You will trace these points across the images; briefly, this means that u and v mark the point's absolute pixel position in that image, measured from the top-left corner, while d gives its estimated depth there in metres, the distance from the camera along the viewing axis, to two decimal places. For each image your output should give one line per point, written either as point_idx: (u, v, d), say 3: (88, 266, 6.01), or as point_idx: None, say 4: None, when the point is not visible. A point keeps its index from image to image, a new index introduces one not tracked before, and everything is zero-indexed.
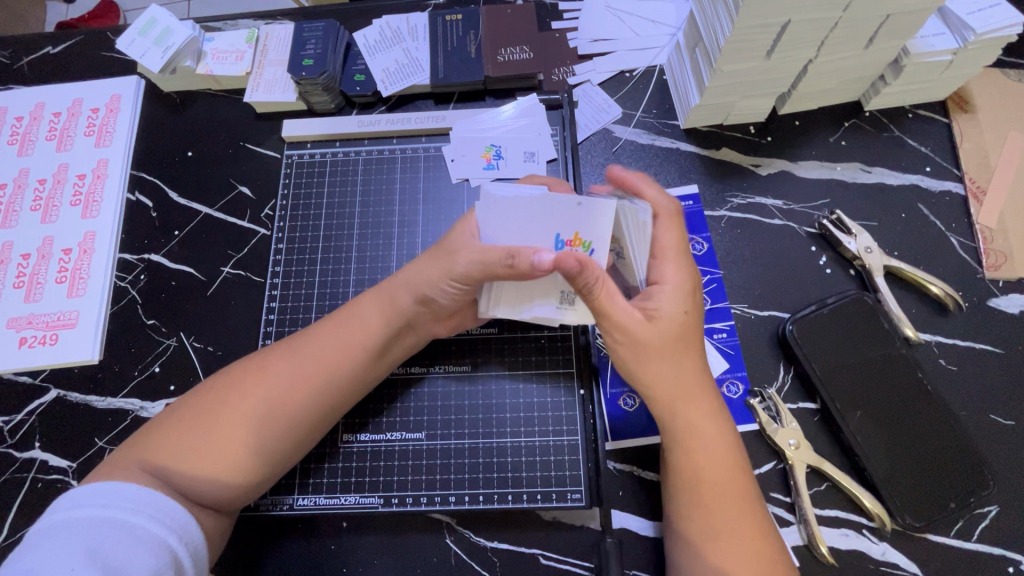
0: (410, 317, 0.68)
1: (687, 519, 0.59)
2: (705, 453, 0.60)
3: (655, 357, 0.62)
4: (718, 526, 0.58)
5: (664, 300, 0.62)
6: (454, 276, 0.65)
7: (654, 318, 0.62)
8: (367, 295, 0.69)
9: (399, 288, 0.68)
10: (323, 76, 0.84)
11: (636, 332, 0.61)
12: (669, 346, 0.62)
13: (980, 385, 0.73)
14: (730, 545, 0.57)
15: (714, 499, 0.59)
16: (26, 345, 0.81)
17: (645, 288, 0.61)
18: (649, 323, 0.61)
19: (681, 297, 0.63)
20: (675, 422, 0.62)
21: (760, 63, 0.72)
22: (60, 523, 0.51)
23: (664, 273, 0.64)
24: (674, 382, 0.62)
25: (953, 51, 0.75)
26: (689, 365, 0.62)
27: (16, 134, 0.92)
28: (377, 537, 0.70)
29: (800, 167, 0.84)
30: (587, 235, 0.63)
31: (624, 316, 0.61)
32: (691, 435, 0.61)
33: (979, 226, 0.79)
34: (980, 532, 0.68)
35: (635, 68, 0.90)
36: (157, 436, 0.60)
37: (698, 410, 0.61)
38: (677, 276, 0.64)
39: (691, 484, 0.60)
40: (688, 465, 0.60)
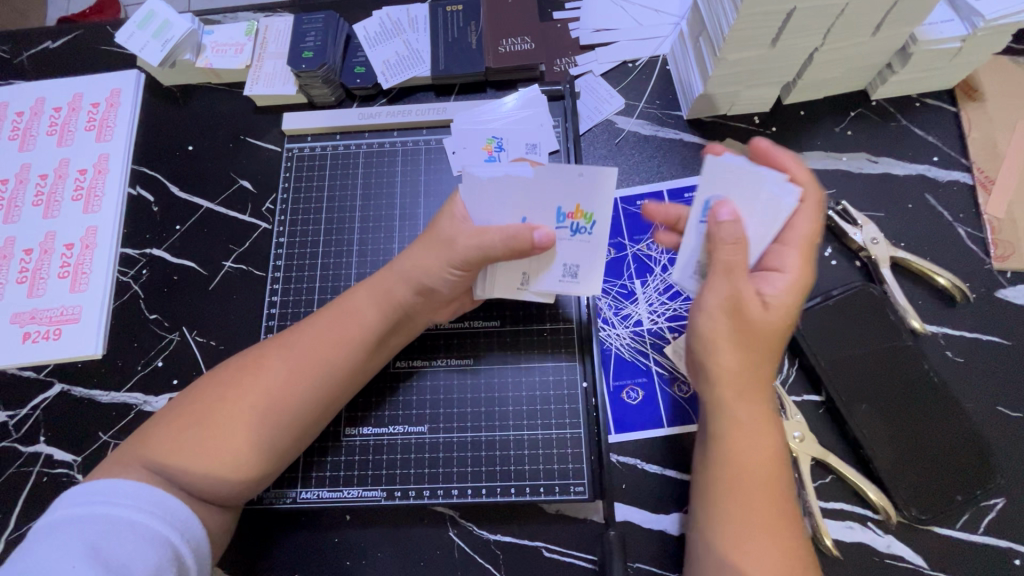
0: (409, 309, 0.68)
1: (724, 510, 0.57)
2: (752, 448, 0.58)
3: (749, 343, 0.58)
4: (757, 518, 0.56)
5: (779, 289, 0.59)
6: (456, 270, 0.65)
7: (768, 307, 0.59)
8: (362, 286, 0.69)
9: (395, 280, 0.67)
10: (323, 69, 0.83)
11: (750, 319, 0.58)
12: (774, 338, 0.59)
13: (988, 376, 0.73)
14: (763, 541, 0.55)
15: (749, 490, 0.57)
16: (29, 340, 0.81)
17: (728, 259, 0.59)
18: (764, 314, 0.58)
19: (800, 294, 0.60)
20: (734, 410, 0.58)
21: (764, 52, 0.71)
22: (62, 521, 0.52)
23: (785, 260, 0.61)
24: (741, 367, 0.58)
25: (962, 38, 0.74)
26: (768, 359, 0.59)
27: (17, 130, 0.92)
28: (380, 530, 0.70)
29: (805, 158, 0.83)
30: (588, 206, 0.66)
31: (722, 290, 0.58)
32: (744, 424, 0.58)
33: (987, 216, 0.78)
34: (986, 525, 0.68)
35: (637, 59, 0.89)
36: (155, 435, 0.60)
37: (756, 406, 0.59)
38: (797, 269, 0.60)
39: (734, 475, 0.57)
40: (734, 454, 0.58)
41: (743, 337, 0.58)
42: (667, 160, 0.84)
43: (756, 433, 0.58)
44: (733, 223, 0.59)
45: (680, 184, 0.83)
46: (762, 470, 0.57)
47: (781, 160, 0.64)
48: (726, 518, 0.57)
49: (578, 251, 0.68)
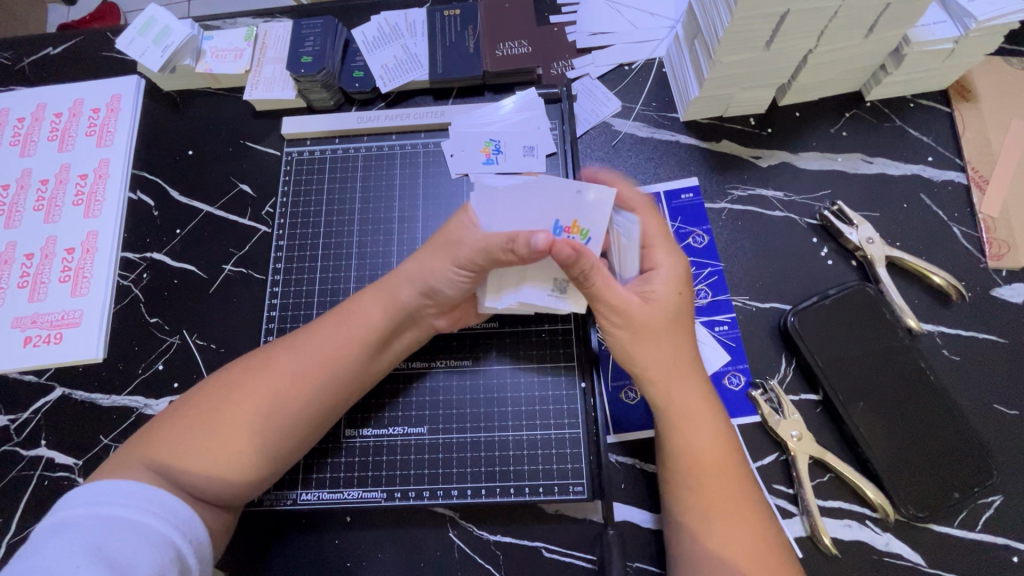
0: (412, 312, 0.69)
1: (681, 495, 0.60)
2: (699, 435, 0.61)
3: (651, 335, 0.63)
4: (710, 501, 0.59)
5: (658, 284, 0.65)
6: (455, 268, 0.66)
7: (650, 299, 0.64)
8: (368, 290, 0.69)
9: (401, 284, 0.68)
10: (322, 73, 0.84)
11: (633, 314, 0.64)
12: (662, 328, 0.64)
13: (985, 375, 0.73)
14: (728, 525, 0.58)
15: (700, 478, 0.60)
16: (31, 344, 0.81)
17: (602, 280, 0.63)
18: (643, 307, 0.64)
19: (677, 282, 0.65)
20: (665, 396, 0.63)
21: (759, 54, 0.72)
22: (67, 522, 0.52)
23: (656, 259, 0.66)
24: (664, 357, 0.63)
25: (954, 39, 0.74)
26: (682, 346, 0.64)
27: (18, 135, 0.93)
28: (380, 531, 0.71)
29: (801, 158, 0.84)
30: (585, 223, 0.67)
31: (628, 298, 0.64)
32: (677, 407, 0.63)
33: (982, 216, 0.79)
34: (984, 522, 0.68)
35: (633, 62, 0.90)
36: (159, 435, 0.60)
37: (689, 387, 0.63)
38: (669, 262, 0.66)
39: (693, 464, 0.61)
40: (684, 440, 0.61)
41: (631, 336, 0.64)
42: (664, 161, 0.85)
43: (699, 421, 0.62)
44: (579, 261, 0.61)
45: (677, 185, 0.83)
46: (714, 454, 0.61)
47: (605, 180, 0.73)
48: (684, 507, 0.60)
49: (570, 269, 0.68)
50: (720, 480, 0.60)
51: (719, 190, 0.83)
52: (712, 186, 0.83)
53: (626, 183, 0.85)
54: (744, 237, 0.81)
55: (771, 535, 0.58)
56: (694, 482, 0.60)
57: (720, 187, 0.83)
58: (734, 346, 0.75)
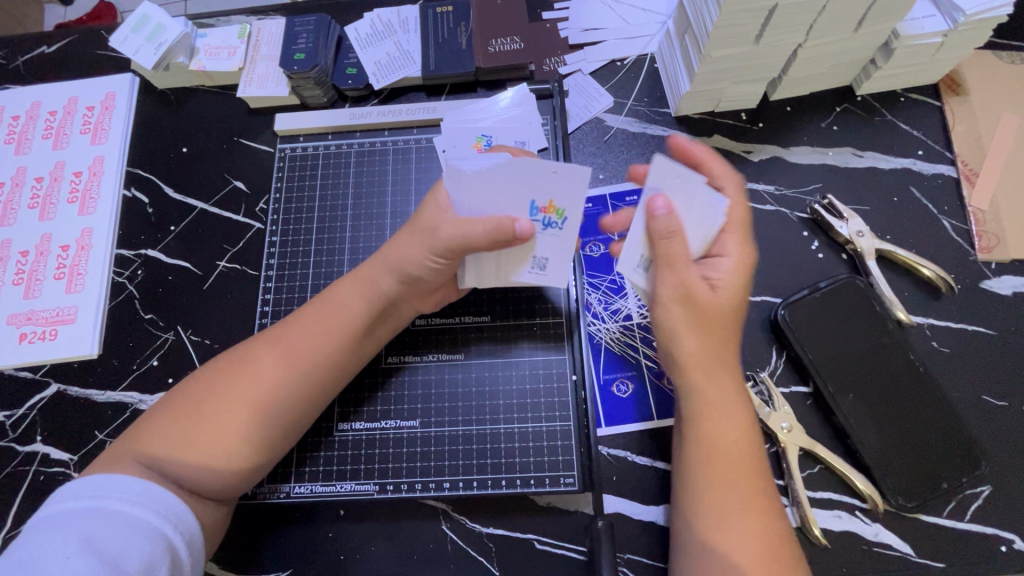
0: (393, 299, 0.69)
1: (701, 490, 0.59)
2: (722, 427, 0.61)
3: (707, 328, 0.61)
4: (729, 498, 0.58)
5: (725, 272, 0.62)
6: (441, 258, 0.66)
7: (716, 286, 0.61)
8: (348, 278, 0.69)
9: (379, 270, 0.68)
10: (315, 71, 0.85)
11: (702, 303, 0.61)
12: (729, 316, 0.61)
13: (974, 367, 0.74)
14: (742, 519, 0.57)
15: (723, 470, 0.59)
16: (26, 340, 0.82)
17: (667, 251, 0.61)
18: (712, 296, 0.61)
19: (745, 272, 0.62)
20: (704, 389, 0.61)
21: (748, 49, 0.72)
22: (57, 515, 0.53)
23: (726, 247, 0.63)
24: (704, 350, 0.61)
25: (943, 33, 0.75)
26: (728, 343, 0.62)
27: (13, 133, 0.93)
28: (374, 525, 0.71)
29: (792, 153, 0.84)
30: (559, 202, 0.66)
31: (671, 281, 0.61)
32: (713, 400, 0.61)
33: (972, 208, 0.79)
34: (973, 512, 0.68)
35: (625, 57, 0.90)
36: (148, 432, 0.61)
37: (725, 383, 0.62)
38: (739, 251, 0.62)
39: (715, 457, 0.60)
40: (711, 435, 0.60)
41: (689, 316, 0.61)
42: (655, 156, 0.85)
43: (730, 416, 0.61)
44: (668, 218, 0.61)
45: None
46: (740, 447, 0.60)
47: (696, 154, 0.66)
48: (701, 498, 0.59)
49: (549, 245, 0.68)
50: (740, 473, 0.59)
51: None
52: None
53: (617, 178, 0.85)
54: None
55: (783, 534, 0.58)
56: (713, 477, 0.59)
57: None
58: None
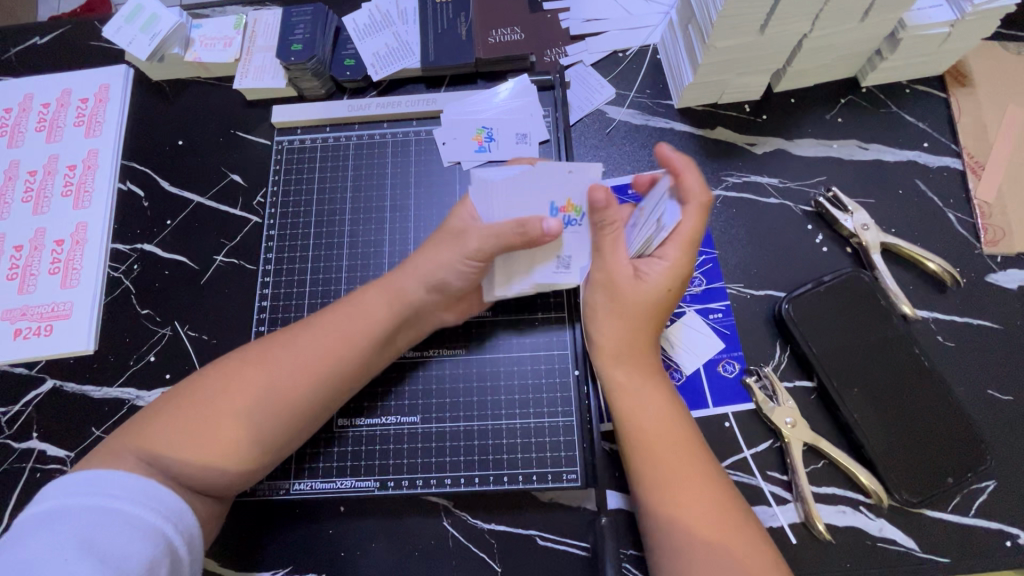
0: (418, 307, 0.69)
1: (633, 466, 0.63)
2: (643, 406, 0.64)
3: (620, 314, 0.66)
4: (658, 469, 0.61)
5: (655, 270, 0.65)
6: (468, 260, 0.67)
7: (641, 279, 0.66)
8: (374, 286, 0.69)
9: (408, 279, 0.69)
10: (312, 62, 0.83)
11: (620, 292, 0.66)
12: (638, 310, 0.65)
13: (979, 361, 0.73)
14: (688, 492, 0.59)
15: (656, 446, 0.62)
16: (21, 336, 0.81)
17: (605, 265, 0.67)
18: (632, 286, 0.65)
19: (674, 280, 0.65)
20: (614, 372, 0.66)
21: (754, 39, 0.71)
22: (52, 512, 0.52)
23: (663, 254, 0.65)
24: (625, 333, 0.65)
25: (950, 23, 0.74)
26: (643, 331, 0.66)
27: (5, 126, 0.91)
28: (374, 521, 0.70)
29: (796, 145, 0.83)
30: (577, 201, 0.70)
31: (601, 267, 0.68)
32: (627, 383, 0.65)
33: (978, 201, 0.79)
34: (977, 507, 0.68)
35: (628, 48, 0.89)
36: (154, 424, 0.60)
37: (637, 366, 0.66)
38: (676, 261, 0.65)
39: (637, 433, 0.63)
40: (631, 413, 0.64)
41: (608, 300, 0.67)
42: (658, 149, 0.84)
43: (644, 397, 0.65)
44: (604, 211, 0.66)
45: None
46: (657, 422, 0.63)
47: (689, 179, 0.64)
48: (635, 467, 0.63)
49: (573, 244, 0.71)
50: (659, 444, 0.62)
51: (713, 177, 0.83)
52: (706, 174, 0.83)
53: (619, 171, 0.84)
54: (739, 224, 0.80)
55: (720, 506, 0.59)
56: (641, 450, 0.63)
57: (714, 174, 0.83)
58: (728, 333, 0.75)
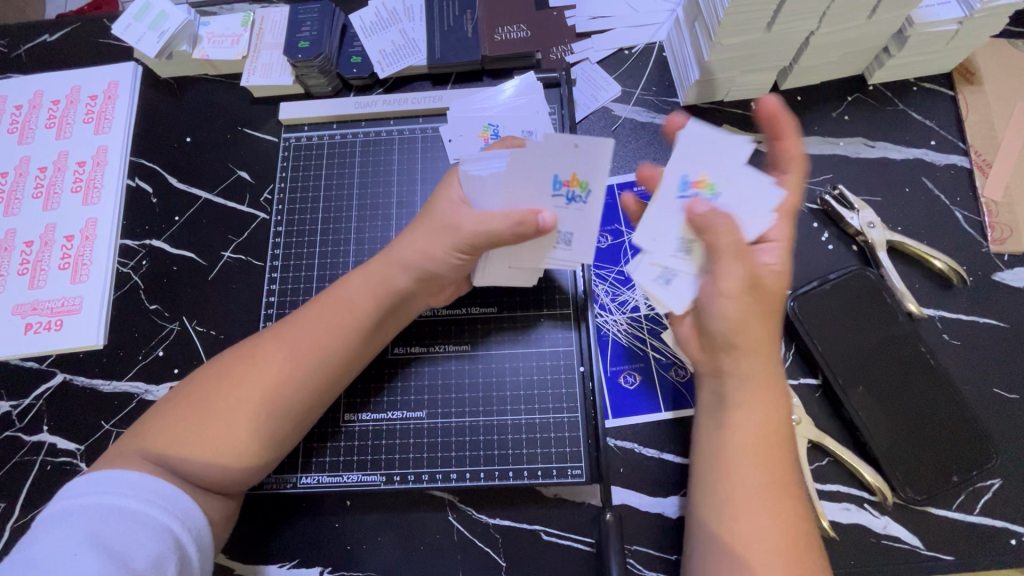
0: (405, 295, 0.68)
1: (725, 478, 0.56)
2: (762, 414, 0.57)
3: (762, 311, 0.57)
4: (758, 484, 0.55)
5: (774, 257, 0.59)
6: (457, 252, 0.65)
7: (768, 273, 0.58)
8: (358, 273, 0.69)
9: (394, 268, 0.67)
10: (319, 59, 0.84)
11: (767, 288, 0.57)
12: (763, 299, 0.57)
13: (985, 359, 0.73)
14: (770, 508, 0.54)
15: (761, 453, 0.56)
16: (31, 330, 0.82)
17: (719, 243, 0.57)
18: (768, 276, 0.58)
19: (789, 263, 0.60)
20: (740, 372, 0.58)
21: (759, 36, 0.71)
22: (63, 514, 0.53)
23: (751, 227, 0.61)
24: (764, 335, 0.57)
25: (958, 20, 0.73)
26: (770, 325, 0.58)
27: (15, 123, 0.92)
28: (380, 515, 0.71)
29: (802, 143, 0.83)
30: (583, 175, 0.63)
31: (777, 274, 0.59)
32: (758, 384, 0.58)
33: (985, 200, 0.78)
34: (982, 505, 0.68)
35: (634, 46, 0.89)
36: (158, 426, 0.60)
37: (762, 367, 0.58)
38: (785, 236, 0.60)
39: (749, 442, 0.56)
40: (745, 417, 0.57)
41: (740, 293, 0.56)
42: (664, 146, 0.84)
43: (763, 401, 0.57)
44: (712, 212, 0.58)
45: None
46: (774, 434, 0.56)
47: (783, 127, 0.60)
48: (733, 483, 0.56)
49: (574, 219, 0.65)
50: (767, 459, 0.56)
51: None
52: None
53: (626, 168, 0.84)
54: None
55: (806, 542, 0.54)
56: (743, 458, 0.56)
57: None
58: None
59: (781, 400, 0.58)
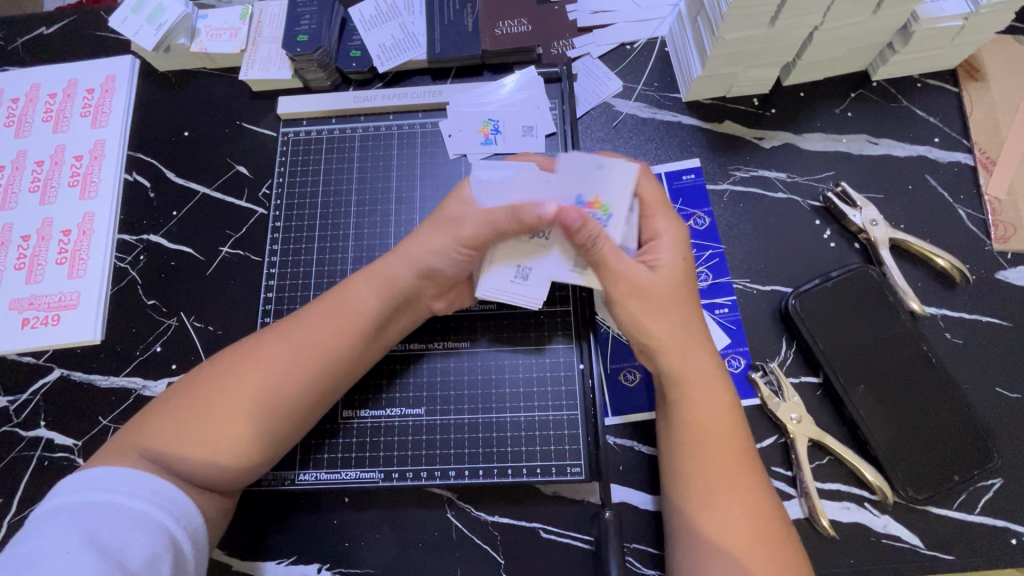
0: (407, 293, 0.67)
1: (688, 476, 0.59)
2: (706, 405, 0.61)
3: (659, 307, 0.63)
4: (713, 477, 0.59)
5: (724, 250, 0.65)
6: (459, 247, 0.65)
7: (655, 267, 0.64)
8: (362, 274, 0.68)
9: (397, 266, 0.67)
10: (318, 53, 0.83)
11: (643, 284, 0.63)
12: (668, 295, 0.63)
13: (987, 358, 0.72)
14: (729, 497, 0.57)
15: (709, 447, 0.60)
16: (28, 325, 0.81)
17: (653, 230, 0.66)
18: (651, 275, 0.63)
19: (678, 251, 0.65)
20: (678, 368, 0.62)
21: (763, 31, 0.70)
22: (56, 509, 0.52)
23: (656, 227, 0.66)
24: (674, 328, 0.63)
25: (964, 16, 0.73)
26: (691, 316, 0.64)
27: (12, 116, 0.92)
28: (378, 512, 0.71)
29: (805, 139, 0.82)
30: (606, 197, 0.66)
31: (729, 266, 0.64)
32: (692, 380, 0.62)
33: (989, 197, 0.78)
34: (983, 505, 0.68)
35: (635, 41, 0.88)
36: (155, 423, 0.60)
37: (695, 361, 0.63)
38: (670, 230, 0.66)
39: (694, 438, 0.60)
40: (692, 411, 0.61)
41: (637, 298, 0.63)
42: (665, 143, 0.84)
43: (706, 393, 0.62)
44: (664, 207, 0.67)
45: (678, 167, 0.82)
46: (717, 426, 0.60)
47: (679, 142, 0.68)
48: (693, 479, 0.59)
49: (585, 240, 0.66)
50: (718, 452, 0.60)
51: (721, 171, 0.82)
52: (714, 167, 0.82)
53: (627, 164, 0.83)
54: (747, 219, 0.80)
55: (777, 533, 0.57)
56: (690, 453, 0.60)
57: (722, 168, 0.82)
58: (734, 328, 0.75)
59: (716, 392, 0.62)
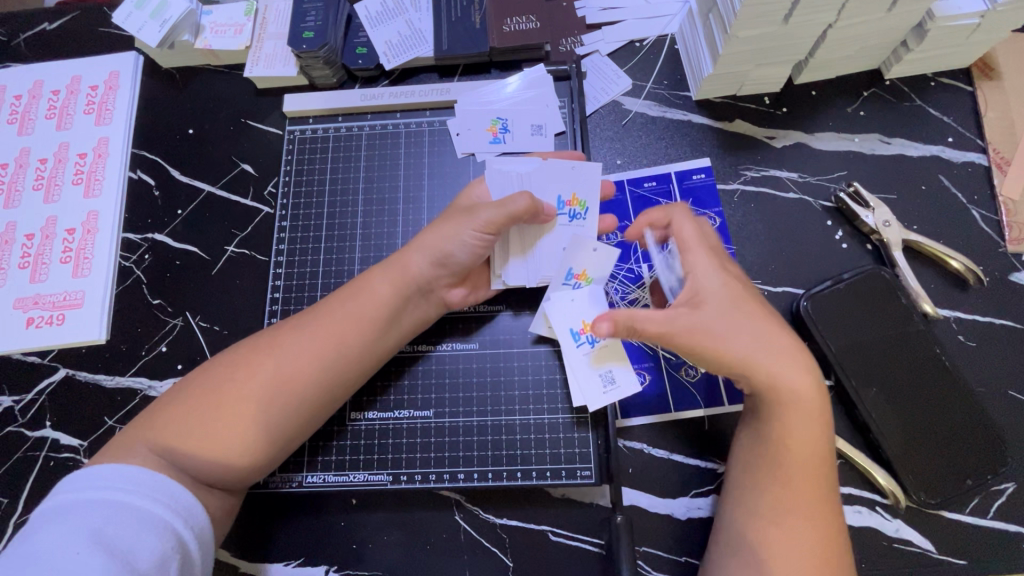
0: (423, 284, 0.68)
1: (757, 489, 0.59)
2: (797, 427, 0.58)
3: (725, 325, 0.59)
4: (789, 496, 0.57)
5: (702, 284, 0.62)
6: (473, 232, 0.66)
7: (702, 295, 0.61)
8: (380, 270, 0.68)
9: (413, 256, 0.67)
10: (324, 50, 0.81)
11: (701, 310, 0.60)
12: (725, 313, 0.60)
13: (1000, 361, 0.72)
14: (801, 519, 0.57)
15: (788, 469, 0.58)
16: (33, 325, 0.81)
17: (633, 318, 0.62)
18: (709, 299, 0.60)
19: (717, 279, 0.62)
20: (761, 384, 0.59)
21: (776, 29, 0.69)
22: (62, 508, 0.52)
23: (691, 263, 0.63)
24: (753, 348, 0.59)
25: (980, 14, 0.72)
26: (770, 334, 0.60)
27: (15, 113, 0.91)
28: (386, 514, 0.70)
29: (816, 138, 0.81)
30: (582, 194, 0.73)
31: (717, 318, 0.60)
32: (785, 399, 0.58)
33: (1003, 198, 0.77)
34: (995, 509, 0.67)
35: (645, 37, 0.87)
36: (166, 417, 0.60)
37: (792, 374, 0.59)
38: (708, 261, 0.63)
39: (780, 454, 0.58)
40: (781, 430, 0.59)
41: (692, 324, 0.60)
42: (675, 142, 0.83)
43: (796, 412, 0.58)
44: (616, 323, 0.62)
45: (688, 166, 0.81)
46: (805, 446, 0.58)
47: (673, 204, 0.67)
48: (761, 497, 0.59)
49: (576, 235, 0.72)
50: (803, 470, 0.58)
51: (731, 171, 0.81)
52: (724, 167, 0.81)
53: (637, 163, 0.82)
54: (758, 219, 0.79)
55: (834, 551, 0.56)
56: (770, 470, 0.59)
57: (732, 168, 0.81)
58: None
59: (813, 415, 0.58)
